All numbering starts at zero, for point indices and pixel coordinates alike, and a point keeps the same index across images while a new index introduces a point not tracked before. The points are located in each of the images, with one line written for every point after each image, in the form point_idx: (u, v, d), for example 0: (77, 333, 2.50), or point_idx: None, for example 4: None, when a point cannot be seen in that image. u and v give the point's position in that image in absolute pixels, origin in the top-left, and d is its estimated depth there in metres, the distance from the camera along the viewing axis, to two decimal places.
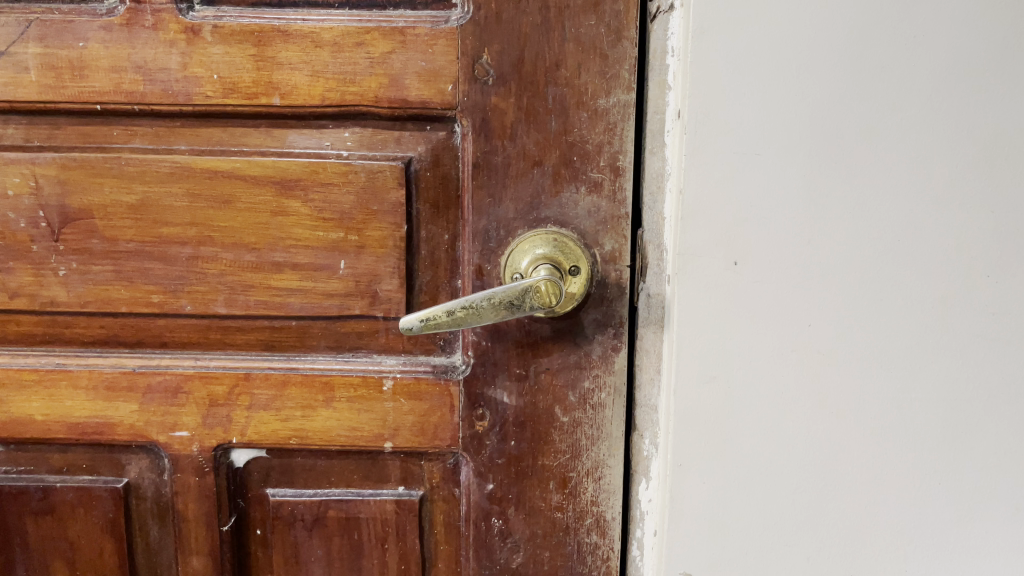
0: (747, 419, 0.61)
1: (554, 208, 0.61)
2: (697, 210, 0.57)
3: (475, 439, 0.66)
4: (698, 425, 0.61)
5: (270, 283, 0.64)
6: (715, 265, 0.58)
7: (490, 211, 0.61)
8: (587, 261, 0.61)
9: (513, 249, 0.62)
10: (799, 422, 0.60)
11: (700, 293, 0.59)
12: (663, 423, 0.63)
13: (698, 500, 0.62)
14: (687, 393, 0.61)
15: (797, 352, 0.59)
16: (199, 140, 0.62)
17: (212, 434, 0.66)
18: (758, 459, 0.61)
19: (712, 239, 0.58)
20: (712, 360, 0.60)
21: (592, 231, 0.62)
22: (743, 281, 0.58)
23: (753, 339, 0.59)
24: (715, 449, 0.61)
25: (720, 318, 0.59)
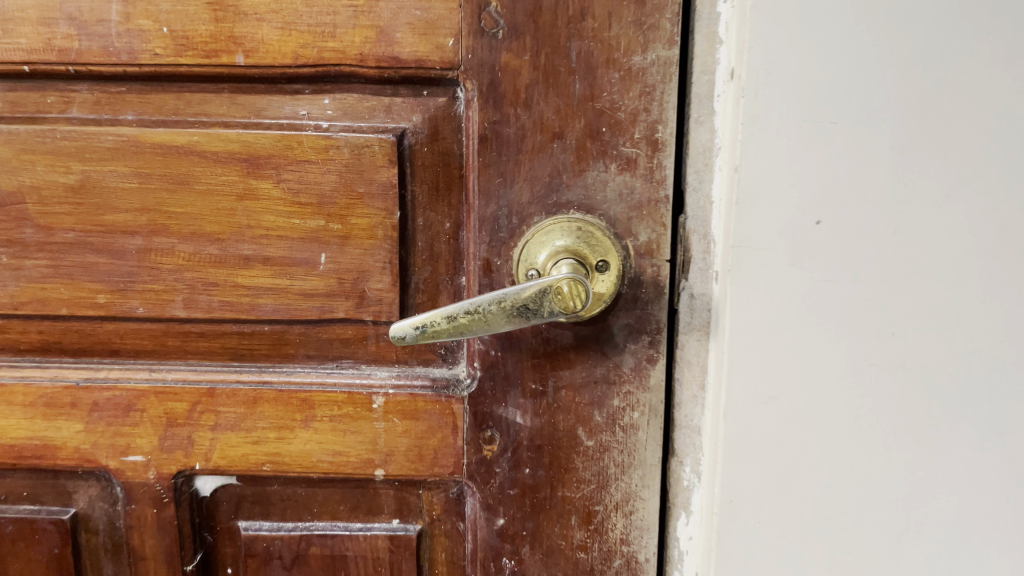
0: (814, 448, 0.50)
1: (577, 190, 0.50)
2: (757, 192, 0.46)
3: (483, 466, 0.55)
4: (753, 455, 0.50)
5: (237, 281, 0.53)
6: (777, 262, 0.47)
7: (500, 194, 0.51)
8: (617, 254, 0.51)
9: (529, 239, 0.51)
10: (878, 452, 0.49)
11: (759, 295, 0.48)
12: (709, 451, 0.52)
13: (752, 544, 0.52)
14: (741, 416, 0.50)
15: (874, 367, 0.48)
16: (149, 109, 0.52)
17: (171, 460, 0.56)
18: (827, 497, 0.50)
19: (774, 230, 0.47)
20: (773, 377, 0.49)
21: (623, 218, 0.51)
22: (813, 280, 0.47)
23: (821, 350, 0.48)
24: (774, 484, 0.51)
25: (782, 325, 0.48)
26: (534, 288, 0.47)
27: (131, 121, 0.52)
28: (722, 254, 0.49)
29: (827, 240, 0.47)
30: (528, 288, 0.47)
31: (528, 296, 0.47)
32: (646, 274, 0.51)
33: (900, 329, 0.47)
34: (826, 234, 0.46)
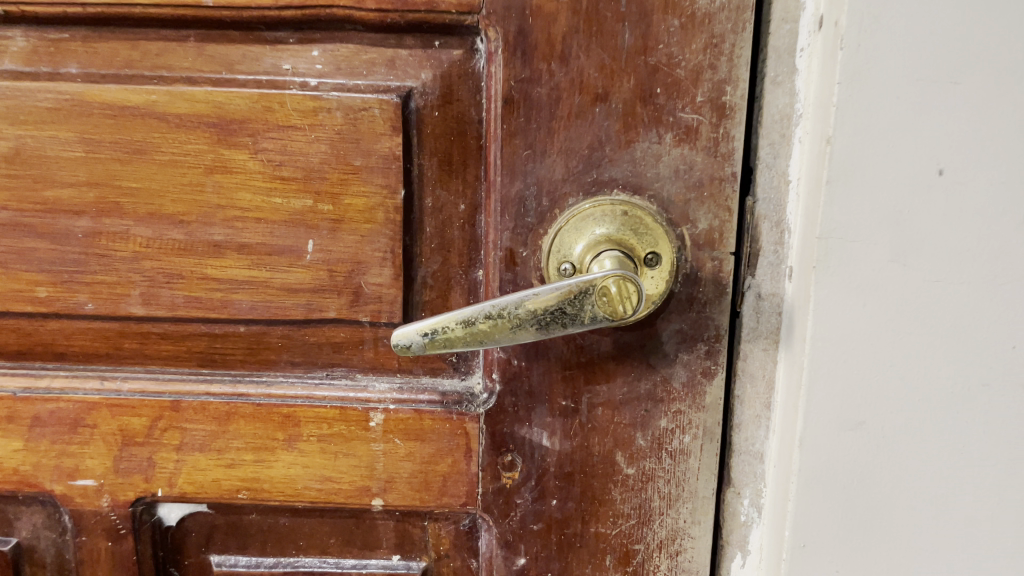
0: (909, 487, 0.41)
1: (623, 165, 0.41)
2: (854, 168, 0.37)
3: (502, 496, 0.46)
4: (834, 492, 0.41)
5: (206, 273, 0.44)
6: (875, 255, 0.38)
7: (528, 170, 0.41)
8: (669, 246, 0.41)
9: (562, 226, 0.42)
10: (990, 494, 0.40)
11: (850, 297, 0.39)
12: (777, 484, 0.43)
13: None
14: (821, 444, 0.41)
15: (988, 388, 0.39)
16: (98, 61, 0.42)
17: (128, 484, 0.47)
18: (922, 545, 0.41)
19: (872, 216, 0.38)
20: (862, 397, 0.40)
21: (679, 201, 0.41)
22: (917, 280, 0.38)
23: (924, 366, 0.39)
24: (858, 527, 0.42)
25: (876, 334, 0.39)
26: (573, 286, 0.37)
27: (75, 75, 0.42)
28: (804, 246, 0.39)
29: (938, 229, 0.37)
30: (566, 287, 0.38)
31: (565, 295, 0.38)
32: (704, 270, 0.42)
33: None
34: (938, 222, 0.37)
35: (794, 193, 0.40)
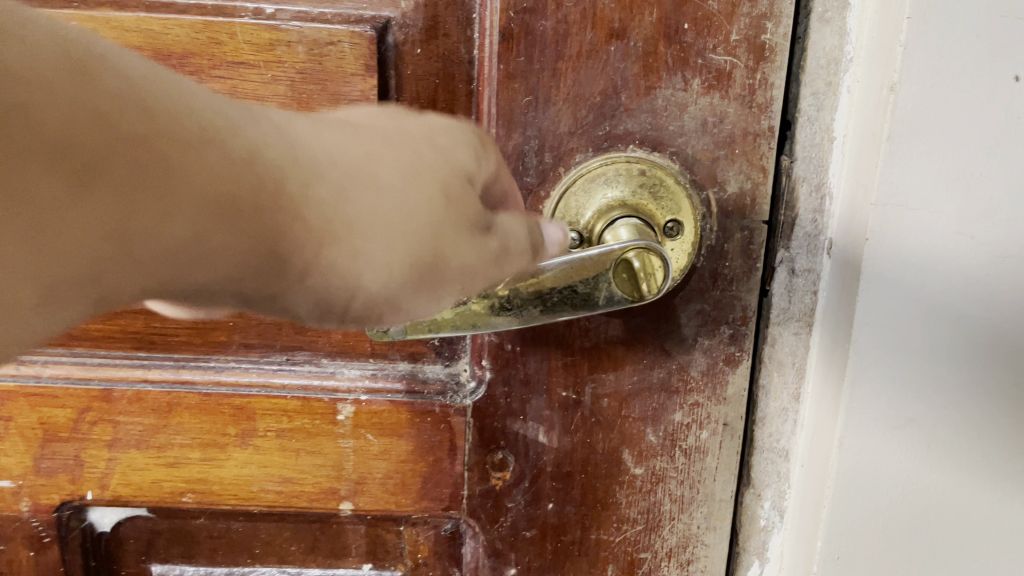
0: (964, 505, 0.34)
1: (641, 116, 0.34)
2: (921, 118, 0.30)
3: (490, 500, 0.40)
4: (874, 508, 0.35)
5: None
6: (942, 229, 0.31)
7: (528, 120, 0.35)
8: (693, 213, 0.35)
9: (569, 187, 0.35)
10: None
11: (909, 279, 0.31)
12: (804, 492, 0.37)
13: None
14: (864, 453, 0.34)
15: None
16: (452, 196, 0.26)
17: (53, 487, 0.40)
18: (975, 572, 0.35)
19: (939, 180, 0.30)
20: (915, 399, 0.33)
21: (706, 159, 0.35)
22: (990, 260, 0.31)
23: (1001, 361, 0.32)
24: (901, 551, 0.35)
25: (939, 320, 0.32)
26: (585, 257, 0.31)
27: (374, 177, 0.25)
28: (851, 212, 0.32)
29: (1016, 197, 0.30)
30: (575, 258, 0.31)
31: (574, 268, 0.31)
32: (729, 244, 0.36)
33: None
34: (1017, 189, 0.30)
35: (835, 150, 0.33)
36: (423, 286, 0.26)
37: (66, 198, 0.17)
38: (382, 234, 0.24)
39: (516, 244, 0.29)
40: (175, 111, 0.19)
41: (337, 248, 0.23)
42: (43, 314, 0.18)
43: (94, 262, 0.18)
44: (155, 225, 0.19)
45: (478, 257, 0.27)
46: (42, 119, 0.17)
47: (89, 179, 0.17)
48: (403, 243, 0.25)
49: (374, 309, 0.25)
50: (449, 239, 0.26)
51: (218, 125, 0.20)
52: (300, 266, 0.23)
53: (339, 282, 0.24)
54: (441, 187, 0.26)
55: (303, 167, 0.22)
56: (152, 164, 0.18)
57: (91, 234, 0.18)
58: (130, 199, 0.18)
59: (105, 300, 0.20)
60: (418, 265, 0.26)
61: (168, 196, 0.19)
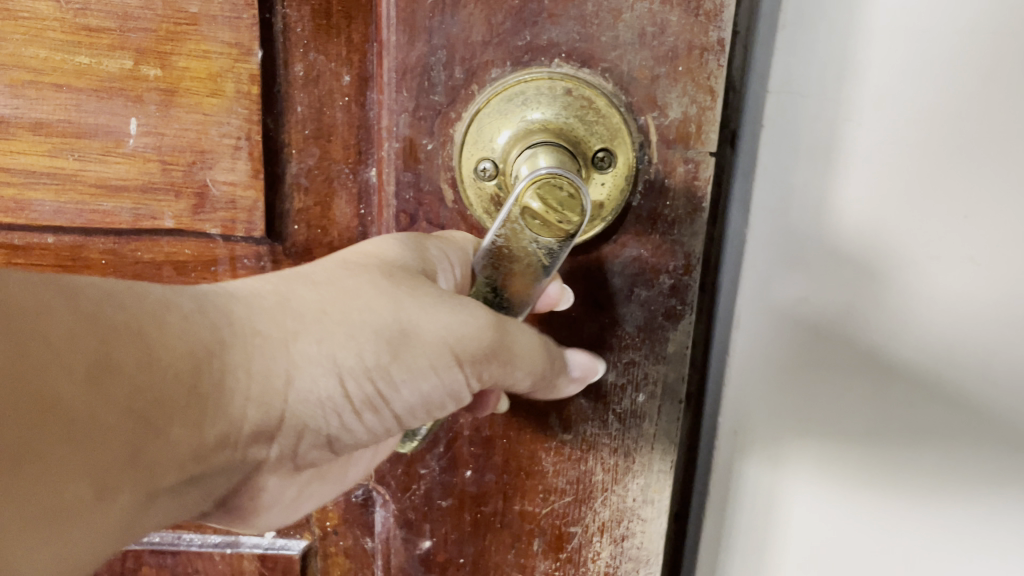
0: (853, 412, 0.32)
1: (567, 23, 0.29)
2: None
3: (400, 466, 0.35)
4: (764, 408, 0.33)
5: None
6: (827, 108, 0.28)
7: (434, 27, 0.29)
8: (628, 142, 0.30)
9: (480, 109, 0.30)
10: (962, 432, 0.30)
11: (800, 173, 0.29)
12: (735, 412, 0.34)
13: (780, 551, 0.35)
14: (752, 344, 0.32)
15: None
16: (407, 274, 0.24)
17: None
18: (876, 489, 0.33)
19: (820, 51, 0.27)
20: (800, 293, 0.31)
21: (644, 77, 0.29)
22: (884, 147, 0.28)
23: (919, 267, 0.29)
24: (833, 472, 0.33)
25: (845, 223, 0.29)
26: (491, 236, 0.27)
27: (319, 277, 0.24)
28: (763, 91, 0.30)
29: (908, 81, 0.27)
30: (492, 240, 0.27)
31: (506, 254, 0.27)
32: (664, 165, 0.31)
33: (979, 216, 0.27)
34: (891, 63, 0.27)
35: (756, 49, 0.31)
36: (404, 364, 0.24)
37: (89, 391, 0.19)
38: (340, 316, 0.23)
39: (513, 334, 0.25)
40: (134, 298, 0.21)
41: (302, 343, 0.23)
42: (100, 505, 0.21)
43: (128, 439, 0.21)
44: (163, 396, 0.21)
45: (456, 321, 0.24)
46: (60, 377, 0.19)
47: (99, 372, 0.20)
48: (359, 321, 0.23)
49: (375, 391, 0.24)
50: (408, 304, 0.24)
51: (174, 297, 0.22)
52: (281, 370, 0.23)
53: (316, 373, 0.24)
54: (385, 269, 0.24)
55: (243, 295, 0.23)
56: (139, 343, 0.21)
57: (113, 417, 0.20)
58: (138, 392, 0.20)
59: (151, 485, 0.22)
60: (384, 343, 0.24)
61: (161, 376, 0.21)
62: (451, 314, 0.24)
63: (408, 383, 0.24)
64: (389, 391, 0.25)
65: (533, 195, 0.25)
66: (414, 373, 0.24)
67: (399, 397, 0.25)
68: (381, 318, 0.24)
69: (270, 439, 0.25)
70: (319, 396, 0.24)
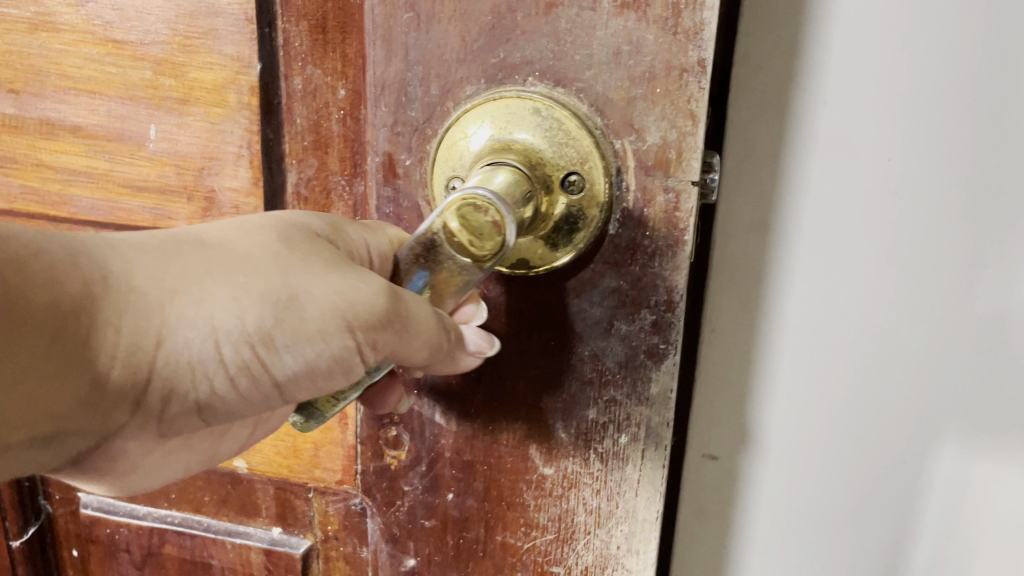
0: (811, 353, 0.34)
1: (540, 41, 0.28)
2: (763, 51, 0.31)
3: (385, 481, 0.35)
4: (721, 368, 0.36)
5: (39, 158, 0.35)
6: (795, 68, 0.31)
7: (410, 43, 0.29)
8: (601, 165, 0.28)
9: (453, 127, 0.29)
10: (912, 370, 0.33)
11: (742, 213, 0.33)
12: (704, 415, 0.37)
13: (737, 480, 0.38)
14: (720, 289, 0.35)
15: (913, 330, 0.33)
16: (305, 247, 0.24)
17: None
18: (826, 427, 0.35)
19: (793, 17, 0.30)
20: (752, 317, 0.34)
21: (620, 99, 0.28)
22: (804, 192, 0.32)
23: (833, 298, 0.33)
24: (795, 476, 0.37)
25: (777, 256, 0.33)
26: (415, 245, 0.25)
27: (214, 235, 0.24)
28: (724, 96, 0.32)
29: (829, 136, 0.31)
30: (414, 246, 0.26)
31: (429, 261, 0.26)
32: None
33: (904, 198, 0.31)
34: (853, 41, 0.30)
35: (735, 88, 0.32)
36: (289, 332, 0.23)
37: None
38: (226, 274, 0.23)
39: (417, 309, 0.25)
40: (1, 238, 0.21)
41: (178, 299, 0.23)
42: None
43: None
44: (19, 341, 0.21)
45: (348, 285, 0.23)
46: None
47: None
48: (244, 280, 0.23)
49: (257, 358, 0.23)
50: (302, 273, 0.23)
51: (47, 240, 0.22)
52: (155, 327, 0.22)
53: (194, 335, 0.23)
54: (282, 236, 0.24)
55: (127, 245, 0.23)
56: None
57: None
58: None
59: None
60: (269, 306, 0.23)
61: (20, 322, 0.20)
62: (346, 282, 0.24)
63: (292, 350, 0.24)
64: (272, 358, 0.24)
65: (456, 216, 0.24)
66: (299, 343, 0.24)
67: (282, 366, 0.24)
68: (269, 282, 0.23)
69: (140, 398, 0.24)
70: (191, 357, 0.23)
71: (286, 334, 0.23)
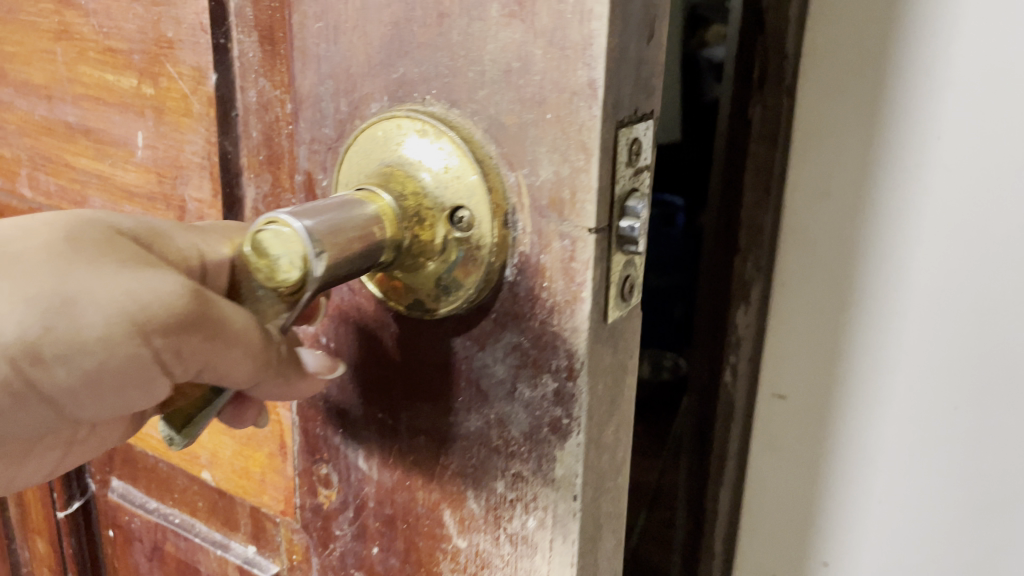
0: (869, 319, 0.38)
1: (435, 55, 0.24)
2: (836, 39, 0.35)
3: (319, 520, 0.33)
4: (791, 329, 0.40)
5: (66, 159, 0.37)
6: (865, 60, 0.35)
7: (321, 54, 0.27)
8: (490, 201, 0.24)
9: (355, 148, 0.26)
10: (973, 329, 0.36)
11: (810, 186, 0.37)
12: (773, 371, 0.41)
13: (805, 411, 0.41)
14: (789, 253, 0.39)
15: (965, 310, 0.36)
16: (91, 247, 0.22)
17: None
18: (880, 389, 0.39)
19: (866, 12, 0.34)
20: (816, 281, 0.38)
21: (513, 125, 0.24)
22: (865, 172, 0.36)
23: (888, 271, 0.37)
24: (852, 433, 0.40)
25: (838, 226, 0.37)
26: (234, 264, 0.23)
27: None
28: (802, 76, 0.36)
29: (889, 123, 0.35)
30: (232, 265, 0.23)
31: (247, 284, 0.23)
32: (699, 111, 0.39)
33: (957, 187, 0.35)
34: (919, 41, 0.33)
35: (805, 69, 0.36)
36: (63, 338, 0.21)
37: None
38: None
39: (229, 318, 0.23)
40: None
41: None
42: None
43: None
44: None
45: (141, 286, 0.22)
46: None
47: None
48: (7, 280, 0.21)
49: (24, 365, 0.22)
50: (82, 273, 0.21)
51: None
52: None
53: None
54: (69, 232, 0.22)
55: None
56: None
57: None
58: None
59: None
60: (38, 309, 0.21)
61: None
62: (135, 285, 0.22)
63: (66, 360, 0.22)
64: (46, 367, 0.22)
65: (256, 246, 0.22)
66: (74, 351, 0.22)
67: (60, 376, 0.22)
68: (40, 282, 0.21)
69: None
70: None
71: (58, 341, 0.21)
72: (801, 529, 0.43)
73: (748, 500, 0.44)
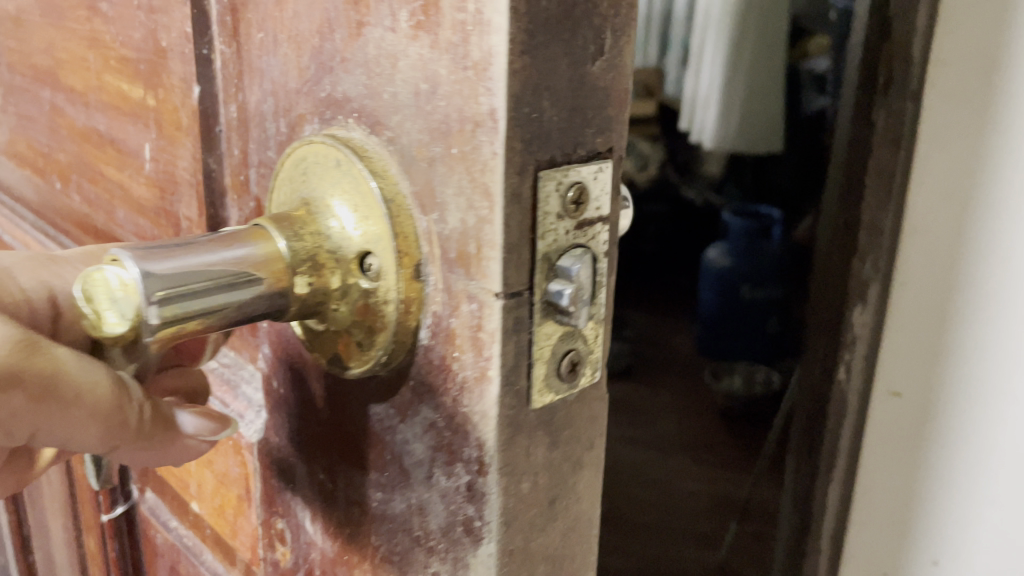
0: (979, 335, 0.44)
1: (355, 72, 0.21)
2: (954, 89, 0.42)
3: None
4: (908, 340, 0.47)
5: (100, 169, 0.37)
6: (977, 110, 0.42)
7: (263, 68, 0.24)
8: (394, 249, 0.20)
9: (282, 175, 0.23)
10: None
11: (927, 217, 0.44)
12: (889, 377, 0.48)
13: (919, 416, 0.48)
14: (907, 272, 0.45)
15: None
16: None
17: None
18: (987, 399, 0.45)
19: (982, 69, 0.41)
20: (930, 299, 0.45)
21: (423, 159, 0.19)
22: (970, 207, 0.43)
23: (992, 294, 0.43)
24: (959, 435, 0.47)
25: (948, 253, 0.44)
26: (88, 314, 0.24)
27: None
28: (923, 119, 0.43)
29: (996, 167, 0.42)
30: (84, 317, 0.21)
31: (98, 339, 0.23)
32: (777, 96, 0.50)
33: None
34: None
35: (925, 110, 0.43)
36: None
37: None
38: None
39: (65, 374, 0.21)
40: None
41: None
42: None
43: None
44: None
45: None
46: None
47: None
48: None
49: None
50: None
51: None
52: None
53: None
54: None
55: None
56: None
57: None
58: None
59: None
60: None
61: None
62: None
63: None
64: None
65: (89, 299, 0.20)
66: None
67: None
68: None
69: None
70: None
71: None
72: (913, 524, 0.50)
73: (858, 507, 0.51)
